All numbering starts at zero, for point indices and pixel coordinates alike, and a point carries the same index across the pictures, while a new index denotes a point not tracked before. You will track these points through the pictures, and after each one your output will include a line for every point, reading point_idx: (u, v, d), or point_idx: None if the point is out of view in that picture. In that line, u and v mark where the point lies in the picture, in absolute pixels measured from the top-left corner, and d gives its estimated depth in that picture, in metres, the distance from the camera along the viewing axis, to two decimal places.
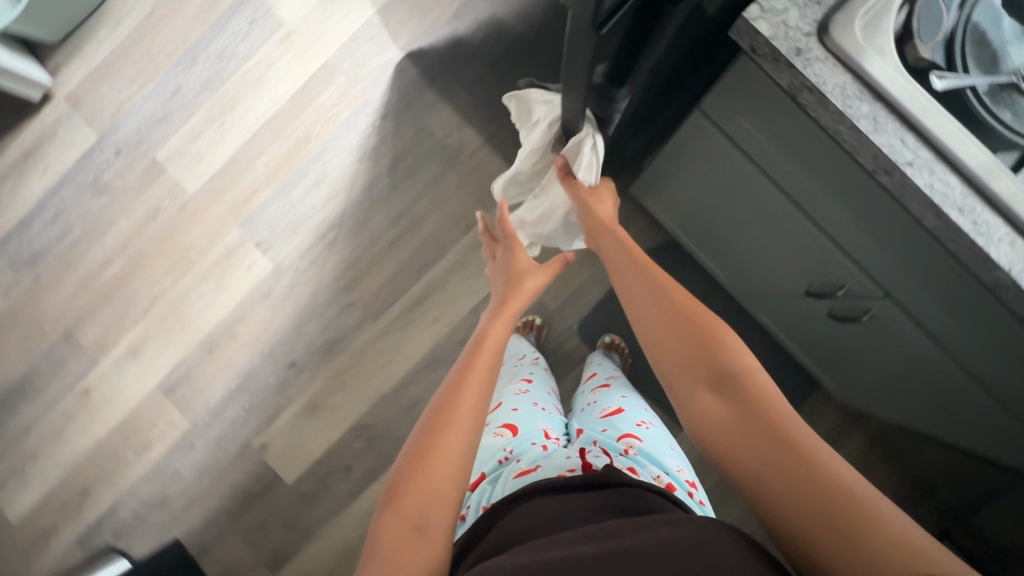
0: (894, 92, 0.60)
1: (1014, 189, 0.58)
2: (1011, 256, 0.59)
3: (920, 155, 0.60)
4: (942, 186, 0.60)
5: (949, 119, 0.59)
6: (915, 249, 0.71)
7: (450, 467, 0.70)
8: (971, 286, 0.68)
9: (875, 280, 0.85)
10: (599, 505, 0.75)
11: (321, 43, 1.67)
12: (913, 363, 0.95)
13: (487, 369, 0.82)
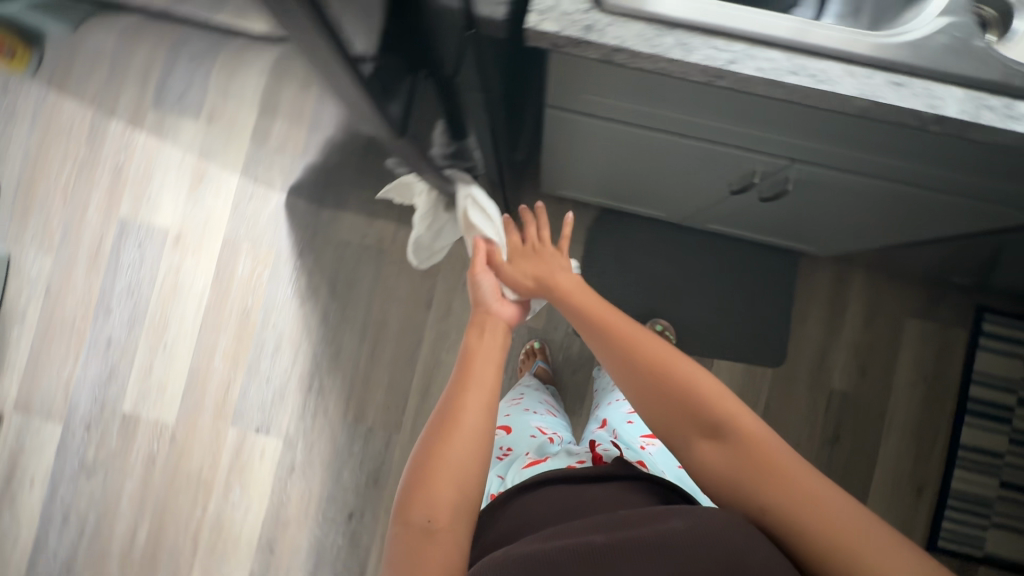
0: (684, 15, 0.64)
1: (825, 33, 0.62)
2: (858, 84, 0.63)
3: (737, 50, 0.64)
4: (769, 63, 0.64)
5: (740, 10, 0.63)
6: (784, 117, 0.75)
7: (460, 476, 0.71)
8: (849, 120, 0.72)
9: (777, 153, 0.89)
10: (606, 500, 0.82)
11: (210, 227, 1.70)
12: (855, 196, 0.98)
13: (487, 373, 0.82)
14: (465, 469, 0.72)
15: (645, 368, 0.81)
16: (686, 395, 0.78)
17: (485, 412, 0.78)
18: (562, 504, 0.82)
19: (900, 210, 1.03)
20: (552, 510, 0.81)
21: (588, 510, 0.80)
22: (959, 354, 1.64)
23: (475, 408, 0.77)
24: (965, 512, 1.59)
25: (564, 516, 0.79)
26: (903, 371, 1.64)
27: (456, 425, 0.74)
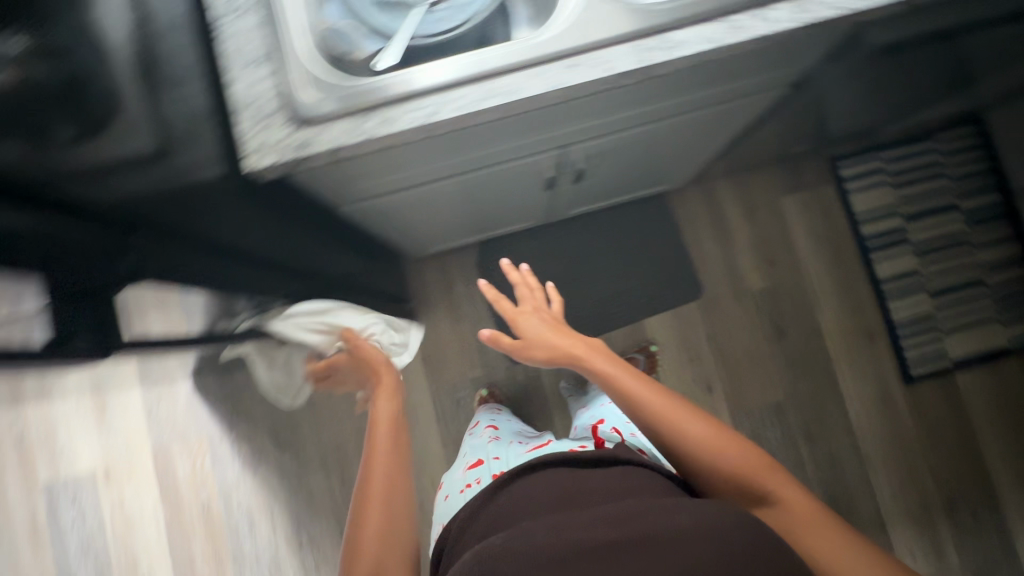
0: (378, 96, 0.69)
1: (498, 55, 0.69)
2: (545, 81, 0.69)
3: (434, 101, 0.70)
4: (466, 99, 0.69)
5: (421, 70, 0.70)
6: (518, 126, 0.81)
7: (380, 532, 0.86)
8: (566, 105, 0.78)
9: (546, 147, 0.94)
10: (613, 481, 0.86)
11: (133, 449, 1.65)
12: (641, 142, 1.05)
13: (387, 452, 0.98)
14: (388, 519, 0.88)
15: (676, 413, 0.89)
16: (686, 431, 0.88)
17: (394, 480, 0.93)
18: (569, 486, 0.86)
19: (687, 134, 1.10)
20: (558, 494, 0.84)
21: (592, 487, 0.85)
22: (839, 206, 1.73)
23: (385, 484, 0.92)
24: (917, 335, 1.67)
25: (560, 497, 0.84)
26: (803, 245, 1.72)
27: (384, 484, 0.92)
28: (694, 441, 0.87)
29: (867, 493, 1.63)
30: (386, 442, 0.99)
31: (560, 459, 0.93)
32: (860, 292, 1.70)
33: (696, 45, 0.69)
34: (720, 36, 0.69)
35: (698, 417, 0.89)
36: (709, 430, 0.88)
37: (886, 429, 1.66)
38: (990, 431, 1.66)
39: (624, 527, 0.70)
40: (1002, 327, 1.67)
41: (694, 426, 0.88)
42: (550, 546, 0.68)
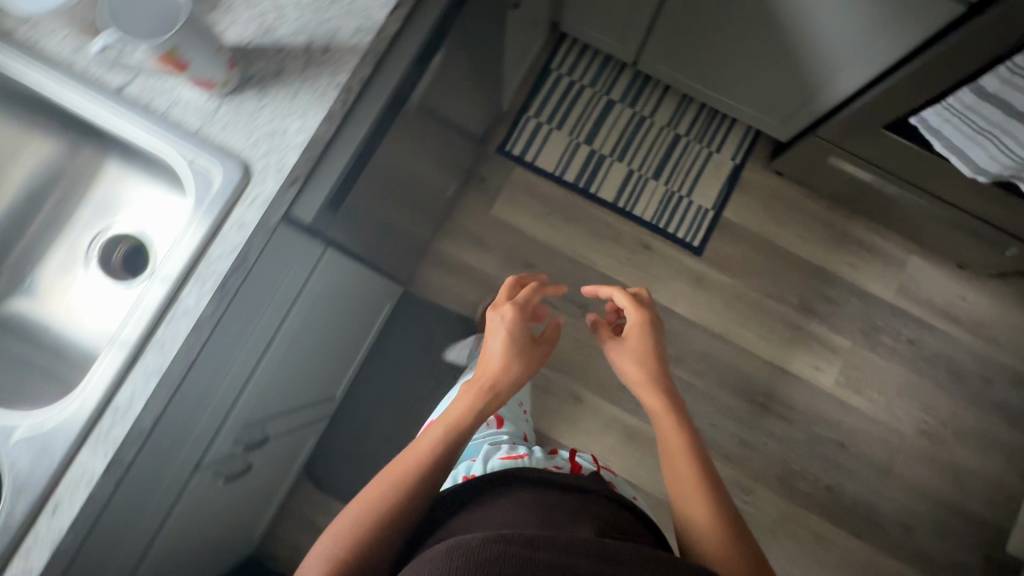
0: (30, 481, 0.62)
1: (100, 379, 0.64)
2: (124, 413, 0.64)
3: (83, 445, 0.63)
4: (107, 432, 0.63)
5: (58, 413, 0.64)
6: (142, 489, 0.73)
7: (397, 520, 0.80)
8: (138, 470, 0.70)
9: (185, 484, 0.84)
10: (586, 510, 0.81)
11: None
12: (277, 374, 0.99)
13: (395, 484, 0.82)
14: (381, 537, 0.79)
15: (683, 460, 0.86)
16: (691, 486, 0.84)
17: (442, 457, 0.85)
18: (544, 501, 0.82)
19: (318, 322, 1.06)
20: (528, 506, 0.81)
21: (565, 507, 0.81)
22: (536, 178, 1.76)
23: (413, 482, 0.83)
24: (674, 216, 1.75)
25: (531, 516, 0.78)
26: (540, 230, 1.74)
27: (393, 483, 0.82)
28: (699, 510, 0.82)
29: (754, 360, 1.68)
30: (484, 394, 0.89)
31: (543, 480, 0.87)
32: (610, 223, 1.74)
33: (162, 369, 0.65)
34: (161, 362, 0.65)
35: (708, 482, 0.84)
36: (716, 489, 0.84)
37: (721, 301, 1.71)
38: (787, 233, 1.73)
39: (584, 555, 0.63)
40: (721, 153, 1.76)
41: (693, 477, 0.84)
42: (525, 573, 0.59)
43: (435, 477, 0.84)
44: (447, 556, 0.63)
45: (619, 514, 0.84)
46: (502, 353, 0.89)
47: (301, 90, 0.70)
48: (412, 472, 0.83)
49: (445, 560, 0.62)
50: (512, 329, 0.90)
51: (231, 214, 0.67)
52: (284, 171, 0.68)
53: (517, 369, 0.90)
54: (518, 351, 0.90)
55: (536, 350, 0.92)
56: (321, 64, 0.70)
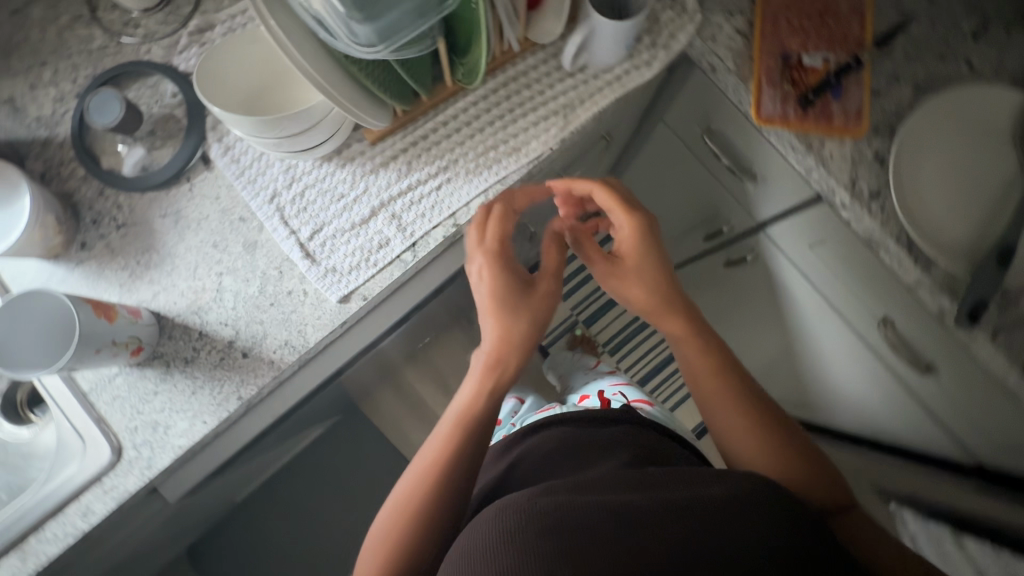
0: None
1: (36, 505, 0.63)
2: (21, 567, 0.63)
3: (10, 551, 0.63)
4: (29, 557, 0.63)
5: (7, 517, 0.64)
6: None
7: (443, 496, 0.62)
8: None
9: None
10: (631, 444, 0.70)
11: None
12: (150, 545, 0.95)
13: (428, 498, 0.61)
14: (425, 531, 0.60)
15: (755, 425, 0.66)
16: (770, 455, 0.65)
17: (467, 462, 0.63)
18: (580, 440, 0.72)
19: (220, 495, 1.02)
20: (569, 447, 0.71)
21: (599, 440, 0.72)
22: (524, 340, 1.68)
23: (453, 459, 0.63)
24: None
25: (564, 461, 0.69)
26: None
27: (430, 493, 0.62)
28: (750, 454, 0.66)
29: None
30: (487, 361, 0.63)
31: (579, 418, 0.76)
32: None
33: None
34: None
35: (775, 425, 0.67)
36: (791, 429, 0.67)
37: None
38: None
39: (639, 492, 0.52)
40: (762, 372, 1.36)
41: (768, 445, 0.66)
42: (598, 531, 0.47)
43: (471, 464, 0.64)
44: (497, 513, 0.51)
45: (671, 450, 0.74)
46: (507, 302, 0.62)
47: (203, 389, 0.66)
48: (456, 450, 0.63)
49: (496, 521, 0.50)
50: (495, 262, 0.63)
51: (82, 496, 0.64)
52: (151, 470, 0.64)
53: (516, 327, 0.62)
54: (517, 285, 0.63)
55: (529, 300, 0.64)
56: (234, 368, 0.66)
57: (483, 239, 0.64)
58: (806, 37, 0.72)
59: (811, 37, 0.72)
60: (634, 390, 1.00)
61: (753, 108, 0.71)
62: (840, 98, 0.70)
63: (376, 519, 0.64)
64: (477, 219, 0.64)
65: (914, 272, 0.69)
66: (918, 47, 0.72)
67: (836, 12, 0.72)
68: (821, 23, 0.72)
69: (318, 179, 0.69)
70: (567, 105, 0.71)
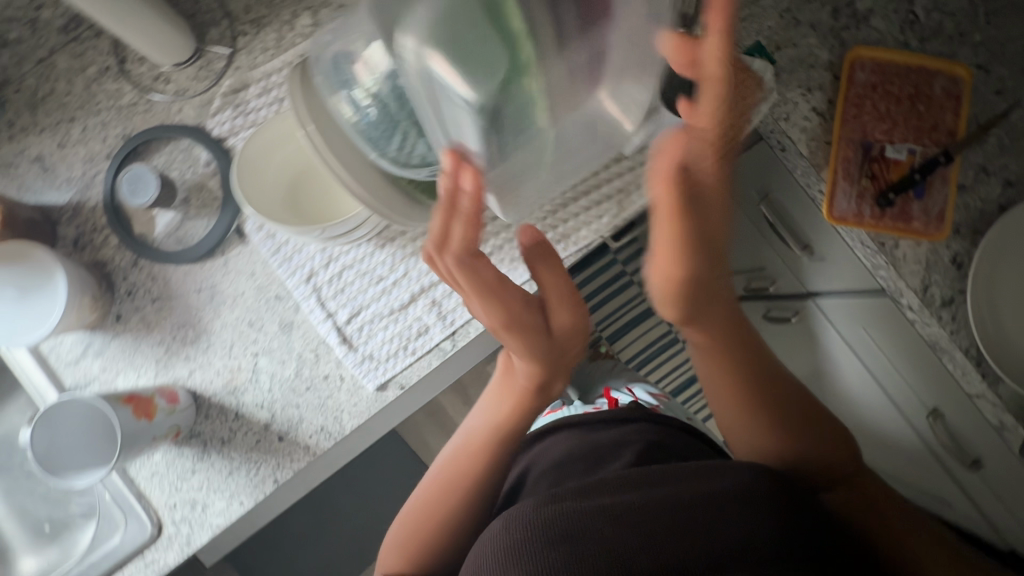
0: None
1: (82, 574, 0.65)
2: None
3: None
4: None
5: None
6: None
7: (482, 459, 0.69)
8: None
9: None
10: (650, 442, 0.69)
11: None
12: None
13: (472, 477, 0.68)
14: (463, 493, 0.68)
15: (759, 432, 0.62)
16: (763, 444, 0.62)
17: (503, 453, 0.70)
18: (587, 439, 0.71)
19: None
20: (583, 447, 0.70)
21: (613, 440, 0.70)
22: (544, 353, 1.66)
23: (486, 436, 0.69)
24: None
25: (580, 459, 0.67)
26: None
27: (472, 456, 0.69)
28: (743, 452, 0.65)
29: None
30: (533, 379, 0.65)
31: (586, 419, 0.75)
32: None
33: None
34: None
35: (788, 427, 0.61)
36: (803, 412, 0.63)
37: None
38: None
39: (639, 489, 0.50)
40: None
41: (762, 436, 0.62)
42: (615, 543, 0.46)
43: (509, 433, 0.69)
44: (503, 528, 0.49)
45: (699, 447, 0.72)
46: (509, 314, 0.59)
47: (239, 470, 0.66)
48: (516, 416, 0.68)
49: (503, 536, 0.48)
50: (479, 290, 0.54)
51: (125, 567, 0.65)
52: (190, 546, 0.65)
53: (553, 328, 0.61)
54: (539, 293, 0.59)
55: (520, 326, 0.58)
56: (271, 451, 0.66)
57: (471, 247, 0.52)
58: (891, 125, 0.65)
59: (897, 124, 0.65)
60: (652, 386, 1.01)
61: (825, 204, 0.66)
62: (922, 198, 0.64)
63: (425, 483, 0.71)
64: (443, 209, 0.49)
65: (980, 386, 0.66)
66: (1016, 136, 0.66)
67: (929, 94, 0.65)
68: (911, 107, 0.65)
69: (356, 260, 0.66)
70: (625, 188, 0.66)
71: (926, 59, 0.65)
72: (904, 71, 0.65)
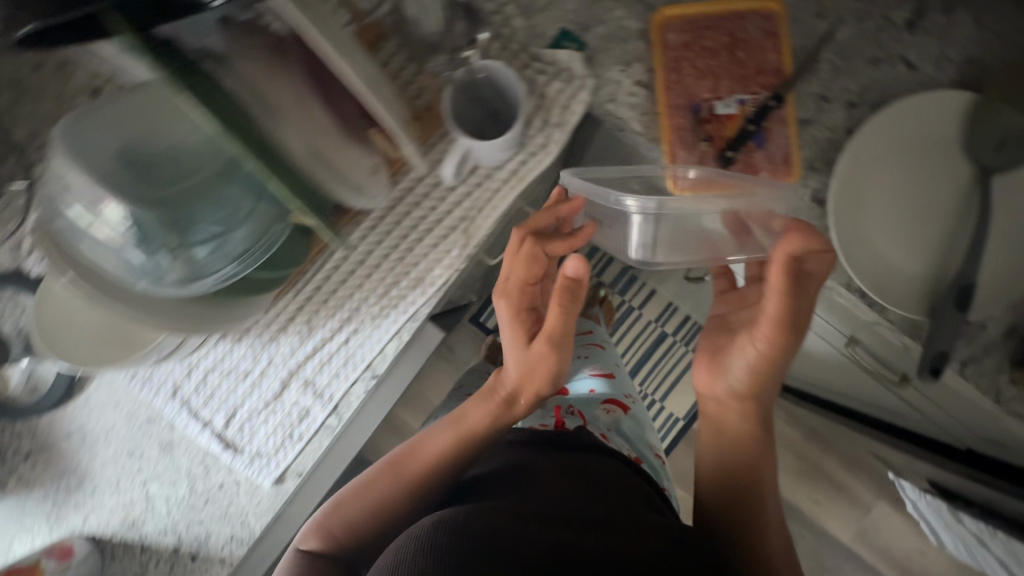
0: None
1: None
2: None
3: None
4: None
5: None
6: None
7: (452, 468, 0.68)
8: None
9: None
10: (590, 474, 0.63)
11: None
12: None
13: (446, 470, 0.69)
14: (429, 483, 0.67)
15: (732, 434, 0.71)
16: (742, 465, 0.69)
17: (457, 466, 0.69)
18: (522, 465, 0.63)
19: None
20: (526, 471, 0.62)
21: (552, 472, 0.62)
22: None
23: (460, 442, 0.70)
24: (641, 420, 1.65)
25: (505, 488, 0.60)
26: None
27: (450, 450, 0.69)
28: (709, 449, 0.73)
29: None
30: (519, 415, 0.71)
31: (542, 436, 0.68)
32: None
33: None
34: None
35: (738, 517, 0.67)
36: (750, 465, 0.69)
37: None
38: None
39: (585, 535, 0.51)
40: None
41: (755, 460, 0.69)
42: (494, 540, 0.48)
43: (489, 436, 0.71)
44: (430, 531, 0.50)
45: (637, 482, 0.66)
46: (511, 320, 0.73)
47: None
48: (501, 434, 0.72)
49: (439, 536, 0.48)
50: (518, 338, 0.72)
51: None
52: None
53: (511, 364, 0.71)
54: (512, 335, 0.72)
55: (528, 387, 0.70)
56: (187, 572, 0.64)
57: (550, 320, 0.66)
58: (715, 80, 0.63)
59: (721, 78, 0.63)
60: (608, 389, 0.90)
61: (671, 179, 0.62)
62: (764, 145, 0.62)
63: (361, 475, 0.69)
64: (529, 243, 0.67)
65: (873, 314, 0.64)
66: (848, 55, 0.63)
67: (746, 38, 0.62)
68: (731, 56, 0.63)
69: (217, 361, 0.64)
70: (467, 215, 0.63)
71: (738, 1, 0.62)
72: (715, 21, 0.63)
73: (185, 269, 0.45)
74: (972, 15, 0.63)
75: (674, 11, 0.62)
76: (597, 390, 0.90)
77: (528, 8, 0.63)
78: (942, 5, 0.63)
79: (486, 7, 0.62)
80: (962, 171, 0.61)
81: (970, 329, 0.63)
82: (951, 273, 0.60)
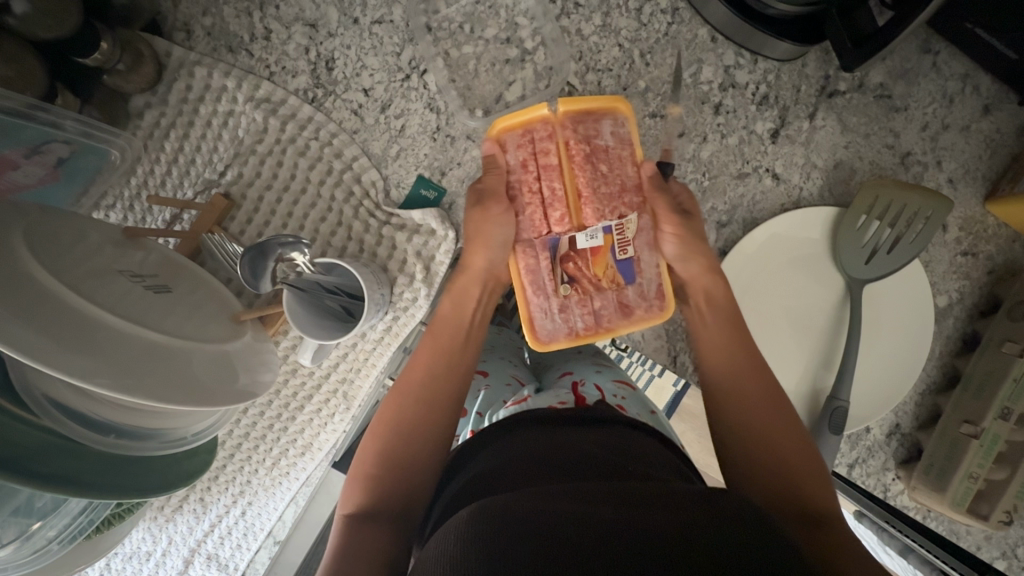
0: None
1: None
2: None
3: None
4: None
5: None
6: None
7: (441, 398, 0.56)
8: None
9: None
10: (635, 454, 0.48)
11: None
12: None
13: (420, 411, 0.55)
14: (399, 446, 0.53)
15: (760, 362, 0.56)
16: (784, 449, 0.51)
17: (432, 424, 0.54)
18: (551, 449, 0.48)
19: None
20: (532, 453, 0.48)
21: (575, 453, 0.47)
22: None
23: (438, 365, 0.58)
24: None
25: (529, 474, 0.45)
26: None
27: (411, 411, 0.55)
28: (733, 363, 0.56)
29: None
30: (452, 337, 0.59)
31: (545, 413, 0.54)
32: None
33: None
34: None
35: (792, 503, 0.48)
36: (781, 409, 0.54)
37: None
38: None
39: (661, 514, 0.37)
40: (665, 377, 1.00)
41: (772, 392, 0.54)
42: (538, 518, 0.37)
43: (462, 360, 0.59)
44: (461, 521, 0.39)
45: (664, 453, 0.51)
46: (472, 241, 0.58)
47: None
48: (434, 376, 0.57)
49: (475, 530, 0.37)
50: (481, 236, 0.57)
51: None
52: None
53: (476, 261, 0.59)
54: (472, 236, 0.57)
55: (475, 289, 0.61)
56: None
57: (491, 187, 0.57)
58: (566, 208, 0.58)
59: (577, 201, 0.58)
60: (616, 372, 0.69)
61: (531, 330, 0.60)
62: (635, 280, 0.60)
63: (364, 445, 0.55)
64: (430, 151, 0.61)
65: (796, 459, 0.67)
66: (713, 173, 0.62)
67: (604, 147, 0.58)
68: (586, 168, 0.57)
69: (116, 547, 0.63)
70: (346, 376, 0.63)
71: (587, 101, 0.57)
72: (556, 128, 0.58)
73: (10, 530, 0.43)
74: (836, 117, 0.61)
75: (509, 123, 0.57)
76: (603, 368, 0.69)
77: (382, 158, 0.61)
78: (804, 112, 0.61)
79: (338, 166, 0.61)
80: (834, 283, 0.61)
81: (855, 433, 0.65)
82: (826, 382, 0.61)
